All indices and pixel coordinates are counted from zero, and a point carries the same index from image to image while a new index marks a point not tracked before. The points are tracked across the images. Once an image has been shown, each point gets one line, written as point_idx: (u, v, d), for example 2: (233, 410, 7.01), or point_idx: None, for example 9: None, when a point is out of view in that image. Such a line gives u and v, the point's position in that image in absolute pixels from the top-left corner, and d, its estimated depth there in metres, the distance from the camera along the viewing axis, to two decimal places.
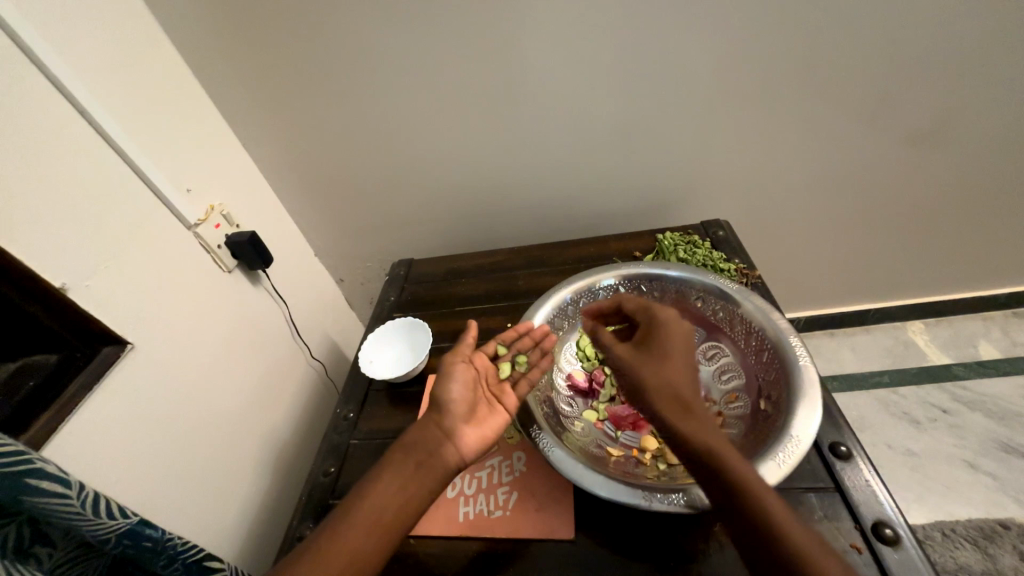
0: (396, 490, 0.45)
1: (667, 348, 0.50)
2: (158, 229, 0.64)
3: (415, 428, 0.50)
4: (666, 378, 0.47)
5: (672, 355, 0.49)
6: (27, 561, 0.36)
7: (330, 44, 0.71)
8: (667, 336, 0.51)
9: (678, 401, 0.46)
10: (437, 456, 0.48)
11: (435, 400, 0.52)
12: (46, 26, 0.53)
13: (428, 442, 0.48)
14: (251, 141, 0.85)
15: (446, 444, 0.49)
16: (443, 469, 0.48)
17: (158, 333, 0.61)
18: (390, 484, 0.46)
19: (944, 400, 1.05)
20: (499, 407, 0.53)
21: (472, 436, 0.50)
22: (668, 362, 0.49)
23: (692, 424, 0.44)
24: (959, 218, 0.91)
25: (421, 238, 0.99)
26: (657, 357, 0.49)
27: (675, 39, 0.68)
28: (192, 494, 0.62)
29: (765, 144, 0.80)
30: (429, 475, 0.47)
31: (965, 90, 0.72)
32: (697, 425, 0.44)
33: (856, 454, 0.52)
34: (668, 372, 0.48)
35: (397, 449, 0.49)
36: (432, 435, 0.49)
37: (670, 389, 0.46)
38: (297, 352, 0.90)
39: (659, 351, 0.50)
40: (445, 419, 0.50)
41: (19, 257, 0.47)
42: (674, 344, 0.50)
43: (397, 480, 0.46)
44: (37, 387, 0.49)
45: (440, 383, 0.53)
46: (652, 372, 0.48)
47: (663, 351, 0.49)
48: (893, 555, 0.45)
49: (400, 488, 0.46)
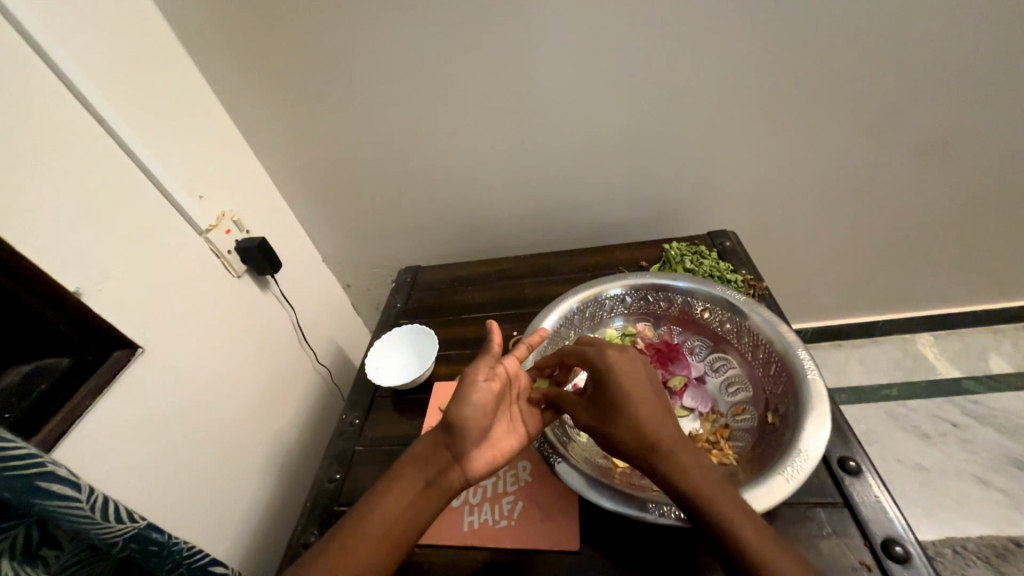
0: (404, 505, 0.45)
1: (625, 394, 0.46)
2: (170, 235, 0.65)
3: (427, 444, 0.48)
4: (633, 428, 0.44)
5: (634, 398, 0.45)
6: (34, 563, 0.37)
7: (341, 53, 0.72)
8: (619, 379, 0.46)
9: (654, 448, 0.43)
10: (445, 476, 0.47)
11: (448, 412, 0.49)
12: (64, 39, 0.55)
13: (439, 458, 0.47)
14: (262, 148, 0.86)
15: (455, 467, 0.48)
16: (450, 488, 0.47)
17: (167, 337, 0.62)
18: (399, 498, 0.45)
19: (954, 414, 1.03)
20: (516, 428, 0.52)
21: (482, 460, 0.49)
22: (636, 405, 0.45)
23: (679, 473, 0.41)
24: (969, 231, 0.90)
25: (428, 245, 1.00)
26: (616, 407, 0.46)
27: (681, 51, 0.68)
28: (197, 499, 0.62)
29: (771, 156, 0.80)
30: (435, 495, 0.46)
31: (972, 104, 0.72)
32: (680, 473, 0.41)
33: (865, 470, 0.52)
34: (635, 419, 0.44)
35: (408, 459, 0.48)
36: (445, 451, 0.48)
37: (642, 438, 0.43)
38: (304, 358, 0.90)
39: (619, 398, 0.45)
40: (459, 440, 0.48)
41: (33, 260, 0.48)
42: (634, 388, 0.46)
43: (407, 495, 0.46)
44: (49, 390, 0.50)
45: (460, 399, 0.48)
46: (625, 424, 0.45)
47: (620, 396, 0.46)
48: (905, 573, 0.44)
49: (409, 504, 0.45)
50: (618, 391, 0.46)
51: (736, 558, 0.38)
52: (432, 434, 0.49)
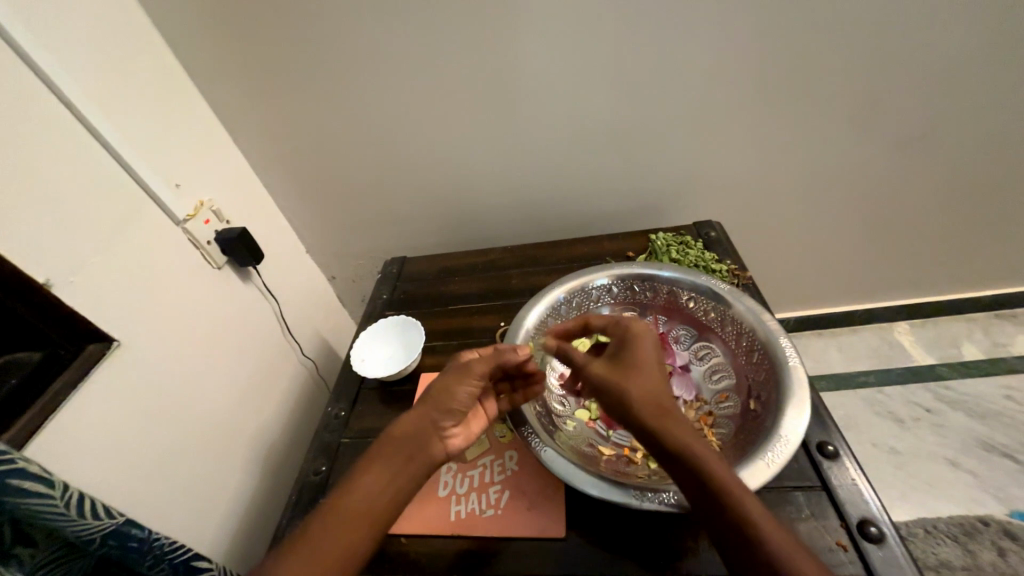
0: (383, 485, 0.45)
1: (642, 360, 0.49)
2: (146, 225, 0.63)
3: (407, 424, 0.49)
4: (645, 389, 0.46)
5: (648, 365, 0.48)
6: (7, 563, 0.36)
7: (323, 40, 0.70)
8: (639, 347, 0.50)
9: (661, 409, 0.45)
10: (427, 451, 0.48)
11: (432, 390, 0.52)
12: (31, 22, 0.52)
13: (420, 435, 0.48)
14: (242, 137, 0.84)
15: (436, 443, 0.49)
16: (430, 462, 0.48)
17: (143, 331, 0.60)
18: (378, 479, 0.45)
19: (927, 399, 1.07)
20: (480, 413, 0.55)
21: (459, 436, 0.51)
22: (649, 372, 0.48)
23: (679, 434, 0.43)
24: (944, 221, 0.93)
25: (413, 236, 0.99)
26: (632, 369, 0.48)
27: (668, 41, 0.68)
28: (180, 494, 0.61)
29: (756, 147, 0.80)
30: (416, 470, 0.47)
31: (950, 97, 0.73)
32: (679, 433, 0.44)
33: (842, 454, 0.53)
34: (647, 382, 0.47)
35: (388, 440, 0.48)
36: (425, 428, 0.49)
37: (651, 398, 0.46)
38: (288, 350, 0.89)
39: (637, 362, 0.49)
40: (443, 417, 0.50)
41: (3, 253, 0.46)
42: (646, 356, 0.49)
43: (386, 474, 0.46)
44: (20, 384, 0.48)
45: (453, 377, 0.52)
46: (637, 384, 0.47)
47: (638, 361, 0.49)
48: (879, 552, 0.46)
49: (388, 483, 0.45)
50: (636, 357, 0.49)
51: (725, 513, 0.39)
52: (412, 414, 0.50)
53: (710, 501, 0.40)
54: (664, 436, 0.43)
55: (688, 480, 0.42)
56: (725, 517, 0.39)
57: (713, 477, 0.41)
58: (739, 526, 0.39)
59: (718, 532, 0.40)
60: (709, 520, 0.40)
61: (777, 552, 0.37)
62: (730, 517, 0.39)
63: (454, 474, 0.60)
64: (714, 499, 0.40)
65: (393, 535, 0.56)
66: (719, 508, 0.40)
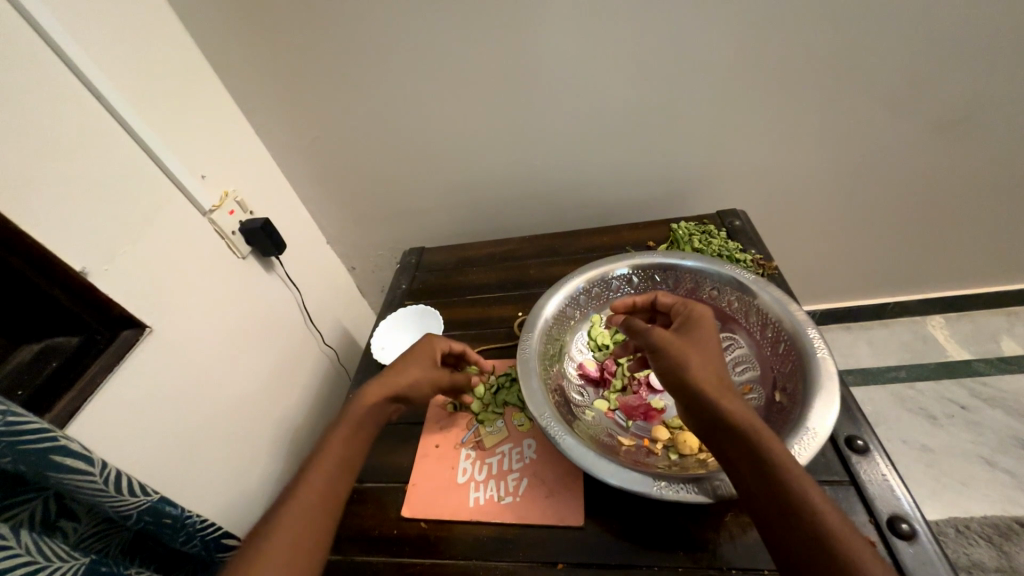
0: (346, 454, 0.48)
1: (707, 334, 0.49)
2: (174, 215, 0.65)
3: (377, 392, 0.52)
4: (707, 360, 0.46)
5: (713, 340, 0.48)
6: (53, 535, 0.38)
7: (343, 32, 0.71)
8: (705, 327, 0.50)
9: (721, 381, 0.45)
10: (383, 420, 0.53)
11: (395, 370, 0.55)
12: (67, 21, 0.54)
13: (378, 413, 0.52)
14: (265, 129, 0.85)
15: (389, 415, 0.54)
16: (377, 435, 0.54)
17: (174, 317, 0.62)
18: (332, 467, 0.46)
19: (963, 396, 1.03)
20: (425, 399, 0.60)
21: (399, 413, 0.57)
22: (711, 348, 0.48)
23: (738, 406, 0.43)
24: (986, 211, 0.88)
25: (433, 226, 0.99)
26: (697, 342, 0.48)
27: (691, 26, 0.66)
28: (209, 476, 0.63)
29: (784, 134, 0.78)
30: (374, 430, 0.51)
31: (996, 81, 0.69)
32: (738, 404, 0.43)
33: (872, 448, 0.52)
34: (708, 354, 0.47)
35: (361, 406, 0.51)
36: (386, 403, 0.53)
37: (711, 370, 0.45)
38: (310, 338, 0.91)
39: (704, 337, 0.49)
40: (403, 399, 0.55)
41: (42, 241, 0.48)
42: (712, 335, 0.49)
43: (343, 449, 0.48)
44: (61, 365, 0.50)
45: (421, 365, 0.57)
46: (697, 355, 0.46)
47: (701, 336, 0.49)
48: (910, 549, 0.44)
49: (343, 471, 0.47)
50: (699, 332, 0.49)
51: (779, 486, 0.39)
52: (382, 387, 0.53)
53: (766, 476, 0.39)
54: (724, 405, 0.43)
55: (741, 452, 0.41)
56: (777, 489, 0.39)
57: (767, 449, 0.40)
58: (787, 502, 0.38)
59: (766, 505, 0.39)
60: (756, 493, 0.40)
61: (823, 532, 0.36)
62: (785, 493, 0.38)
63: (473, 461, 0.60)
64: (765, 473, 0.39)
65: (412, 519, 0.57)
66: (769, 477, 0.39)
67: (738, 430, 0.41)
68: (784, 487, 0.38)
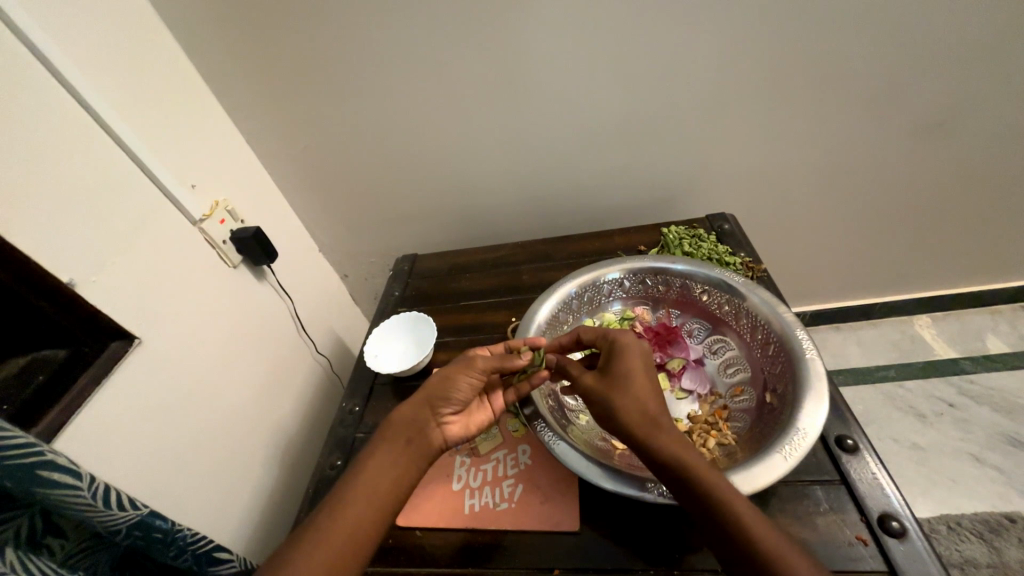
0: (394, 481, 0.47)
1: (627, 370, 0.49)
2: (163, 225, 0.64)
3: (411, 405, 0.51)
4: (632, 399, 0.47)
5: (633, 374, 0.49)
6: (40, 552, 0.37)
7: (333, 41, 0.71)
8: (626, 360, 0.50)
9: (652, 414, 0.46)
10: (427, 436, 0.50)
11: (433, 379, 0.53)
12: (52, 31, 0.54)
13: (418, 424, 0.50)
14: (256, 138, 0.85)
15: (433, 427, 0.51)
16: (429, 451, 0.50)
17: (164, 328, 0.62)
18: (363, 507, 0.44)
19: (951, 394, 1.04)
20: (486, 406, 0.56)
21: (456, 424, 0.52)
22: (633, 382, 0.48)
23: (668, 442, 0.44)
24: (968, 211, 0.90)
25: (425, 233, 0.99)
26: (618, 381, 0.49)
27: (676, 34, 0.67)
28: (201, 488, 0.62)
29: (772, 137, 0.79)
30: (419, 451, 0.49)
31: (972, 85, 0.71)
32: (666, 440, 0.44)
33: (862, 447, 0.52)
34: (632, 392, 0.48)
35: (399, 422, 0.50)
36: (424, 415, 0.51)
37: (637, 410, 0.46)
38: (303, 347, 0.90)
39: (622, 375, 0.49)
40: (442, 404, 0.52)
41: (30, 253, 0.48)
42: (634, 366, 0.50)
43: (389, 478, 0.46)
44: (47, 381, 0.49)
45: (458, 368, 0.53)
46: (623, 396, 0.48)
47: (623, 373, 0.49)
48: (900, 547, 0.45)
49: (377, 512, 0.45)
50: (619, 368, 0.50)
51: (715, 517, 0.40)
52: (416, 397, 0.52)
53: (703, 509, 0.40)
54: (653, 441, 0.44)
55: (677, 487, 0.42)
56: (713, 520, 0.40)
57: (697, 476, 0.41)
58: (727, 530, 0.39)
59: (710, 537, 0.40)
60: (700, 526, 0.41)
61: (762, 555, 0.37)
62: (721, 522, 0.39)
63: (467, 467, 0.60)
64: (700, 501, 0.41)
65: (408, 528, 0.56)
66: (706, 510, 0.40)
67: (671, 465, 0.43)
68: (720, 517, 0.39)
